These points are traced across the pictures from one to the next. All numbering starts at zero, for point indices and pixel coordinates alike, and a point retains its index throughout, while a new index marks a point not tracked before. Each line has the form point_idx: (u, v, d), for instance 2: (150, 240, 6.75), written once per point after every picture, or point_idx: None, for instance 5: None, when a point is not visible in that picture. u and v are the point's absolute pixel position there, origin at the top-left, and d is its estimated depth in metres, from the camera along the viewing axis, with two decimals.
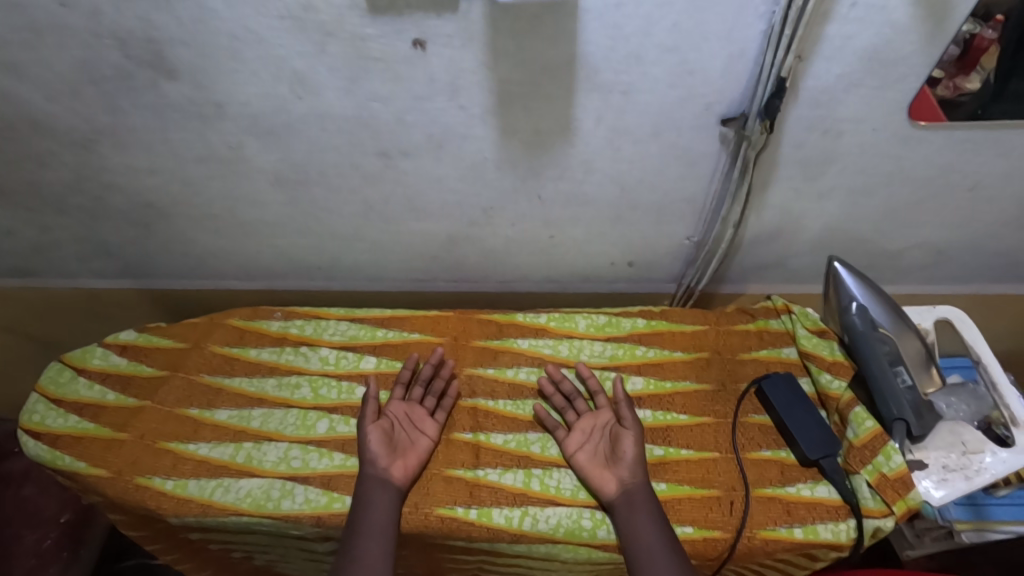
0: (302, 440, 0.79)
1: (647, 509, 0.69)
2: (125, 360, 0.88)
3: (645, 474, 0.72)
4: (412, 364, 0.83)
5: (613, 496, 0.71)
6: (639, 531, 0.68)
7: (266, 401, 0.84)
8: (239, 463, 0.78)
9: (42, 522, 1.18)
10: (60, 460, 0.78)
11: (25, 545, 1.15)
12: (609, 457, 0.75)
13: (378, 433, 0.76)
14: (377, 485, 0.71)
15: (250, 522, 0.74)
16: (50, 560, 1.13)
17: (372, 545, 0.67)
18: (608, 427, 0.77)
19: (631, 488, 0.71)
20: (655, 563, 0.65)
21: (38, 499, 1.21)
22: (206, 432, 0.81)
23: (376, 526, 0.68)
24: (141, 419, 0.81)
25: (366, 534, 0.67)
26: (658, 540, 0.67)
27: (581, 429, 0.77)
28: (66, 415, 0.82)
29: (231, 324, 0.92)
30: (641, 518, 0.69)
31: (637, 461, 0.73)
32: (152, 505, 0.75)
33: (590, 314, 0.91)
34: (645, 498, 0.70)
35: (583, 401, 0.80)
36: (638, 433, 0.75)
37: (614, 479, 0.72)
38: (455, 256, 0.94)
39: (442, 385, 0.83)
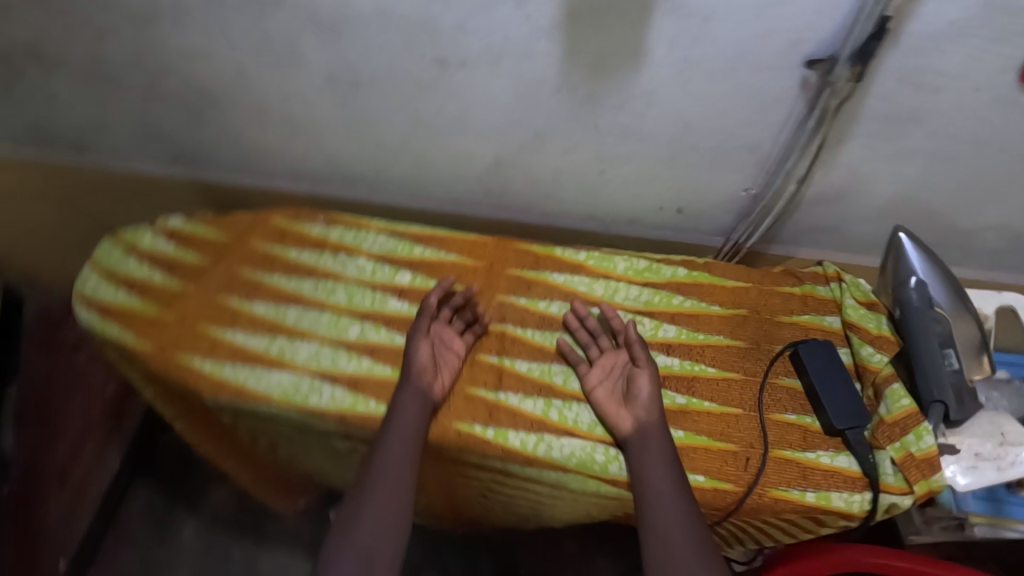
0: (333, 341, 0.82)
1: (659, 449, 0.70)
2: (173, 244, 0.90)
3: (663, 418, 0.72)
4: (444, 286, 0.82)
5: (627, 434, 0.72)
6: (650, 472, 0.68)
7: (300, 301, 0.85)
8: (272, 355, 0.81)
9: (90, 390, 1.28)
10: (108, 329, 0.82)
11: (74, 410, 1.26)
12: (625, 396, 0.75)
13: (426, 348, 0.77)
14: (412, 399, 0.73)
15: (278, 411, 0.78)
16: (97, 427, 1.28)
17: (395, 454, 0.70)
18: (627, 367, 0.77)
19: (648, 430, 0.71)
20: (661, 502, 0.66)
21: (89, 369, 1.29)
22: (243, 322, 0.83)
23: (403, 438, 0.70)
24: (183, 301, 0.85)
25: (394, 445, 0.70)
26: (667, 481, 0.67)
27: (600, 366, 0.77)
28: (116, 288, 0.86)
29: (274, 223, 0.93)
30: (654, 457, 0.69)
31: (651, 401, 0.73)
32: (189, 382, 0.79)
33: (630, 257, 0.88)
34: (658, 437, 0.70)
35: (606, 339, 0.80)
36: (653, 373, 0.75)
37: (630, 418, 0.72)
38: (500, 182, 0.92)
39: (471, 312, 0.83)
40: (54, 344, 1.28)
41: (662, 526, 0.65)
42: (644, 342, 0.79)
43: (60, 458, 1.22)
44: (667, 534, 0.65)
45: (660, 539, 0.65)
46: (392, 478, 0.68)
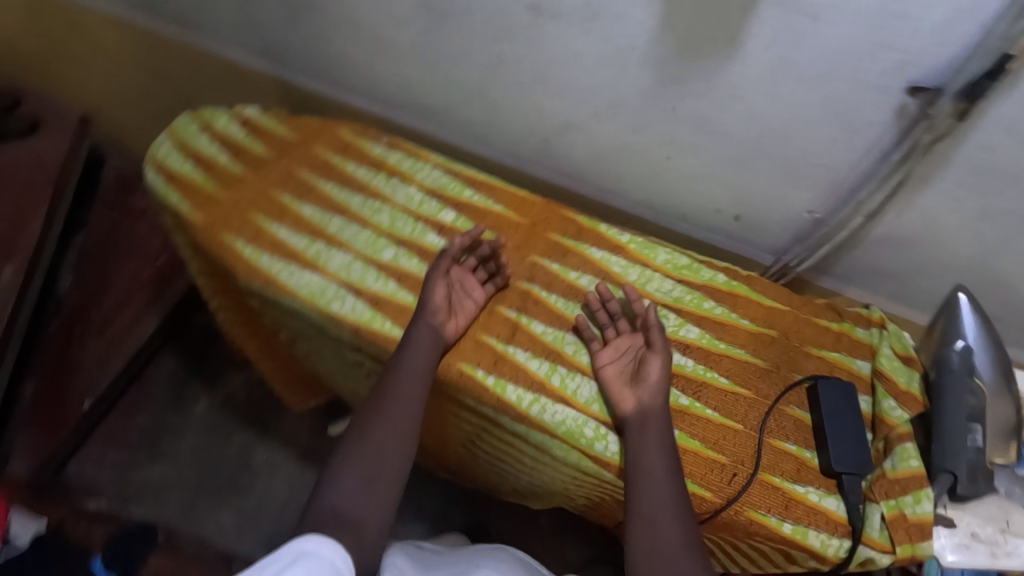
0: (366, 258, 0.84)
1: (659, 435, 0.70)
2: (244, 132, 0.94)
3: (666, 407, 0.72)
4: (473, 233, 0.82)
5: (627, 415, 0.72)
6: (646, 456, 0.68)
7: (345, 213, 0.88)
8: (307, 255, 0.84)
9: (145, 254, 1.36)
10: (168, 196, 0.87)
11: (128, 268, 1.35)
12: (632, 378, 0.74)
13: (439, 288, 0.78)
14: (427, 331, 0.75)
15: (301, 308, 0.82)
16: (142, 289, 1.33)
17: (408, 382, 0.72)
18: (638, 349, 0.76)
19: (650, 415, 0.71)
20: (652, 488, 0.67)
21: (146, 235, 1.38)
22: (288, 219, 0.87)
23: (414, 370, 0.73)
24: (240, 187, 0.89)
25: (406, 372, 0.73)
26: (662, 468, 0.68)
27: (613, 346, 0.77)
28: (184, 160, 0.91)
29: (340, 135, 0.96)
30: (652, 444, 0.69)
31: (658, 385, 0.72)
32: (228, 261, 0.84)
33: (672, 251, 0.87)
34: (659, 423, 0.70)
35: (625, 321, 0.79)
36: (665, 360, 0.74)
37: (633, 400, 0.72)
38: (564, 146, 0.91)
39: (495, 265, 0.83)
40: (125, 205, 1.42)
41: (651, 511, 0.66)
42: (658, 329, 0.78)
43: (106, 307, 1.31)
44: (654, 519, 0.65)
45: (648, 524, 0.65)
46: (403, 401, 0.71)
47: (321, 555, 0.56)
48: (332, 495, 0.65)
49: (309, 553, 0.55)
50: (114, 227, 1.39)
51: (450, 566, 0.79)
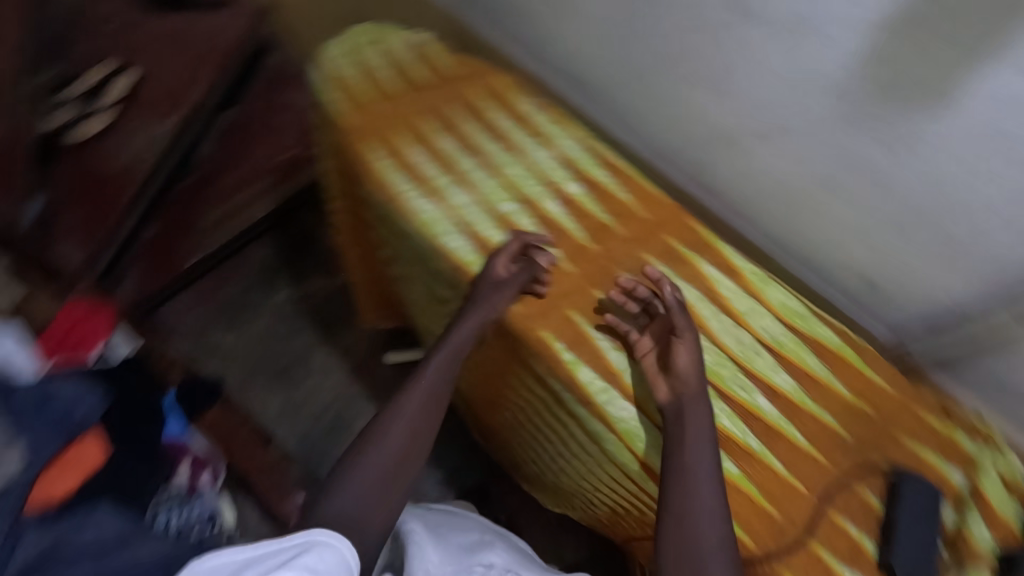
0: (485, 203, 0.86)
1: (702, 432, 0.69)
2: (410, 54, 0.98)
3: (700, 389, 0.71)
4: (509, 249, 0.79)
5: (664, 404, 0.71)
6: (686, 453, 0.67)
7: (479, 156, 0.90)
8: (433, 185, 0.87)
9: (278, 142, 1.46)
10: (326, 93, 0.93)
11: (259, 153, 1.45)
12: (664, 366, 0.74)
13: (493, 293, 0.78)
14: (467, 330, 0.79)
15: (412, 231, 0.85)
16: (264, 175, 1.45)
17: (427, 385, 0.81)
18: (666, 333, 0.75)
19: (685, 401, 0.70)
20: (690, 488, 0.66)
21: (284, 125, 1.47)
22: (426, 146, 0.90)
23: (438, 375, 0.81)
24: (391, 103, 0.93)
25: (426, 380, 0.81)
26: (705, 468, 0.67)
27: (649, 335, 0.76)
28: (352, 65, 0.96)
29: (495, 83, 0.97)
30: (692, 437, 0.68)
31: (688, 368, 0.71)
32: (362, 167, 0.88)
33: (787, 293, 0.82)
34: (695, 411, 0.69)
35: (653, 304, 0.78)
36: (693, 343, 0.73)
37: (666, 388, 0.72)
38: (709, 157, 0.89)
39: (535, 268, 0.79)
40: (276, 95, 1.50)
41: (684, 511, 0.66)
42: (681, 307, 0.76)
43: (234, 178, 1.44)
44: (688, 518, 0.66)
45: (681, 522, 0.66)
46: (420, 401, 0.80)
47: (332, 545, 0.67)
48: (337, 505, 0.74)
49: (322, 542, 0.66)
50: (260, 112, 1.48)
51: (462, 535, 0.86)
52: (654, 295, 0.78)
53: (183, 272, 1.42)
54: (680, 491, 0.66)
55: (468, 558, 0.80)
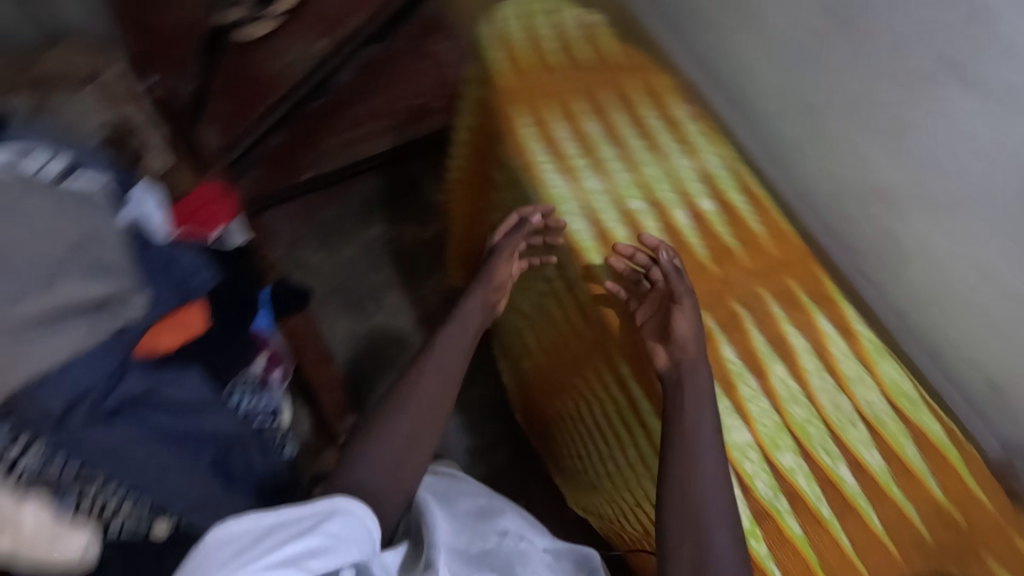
0: (614, 195, 0.86)
1: (701, 404, 0.68)
2: (579, 32, 0.98)
3: (699, 353, 0.71)
4: (519, 220, 0.86)
5: (663, 373, 0.72)
6: (685, 417, 0.68)
7: (621, 148, 0.89)
8: (569, 164, 0.87)
9: (412, 91, 1.60)
10: (490, 50, 0.95)
11: (392, 95, 1.59)
12: (663, 335, 0.74)
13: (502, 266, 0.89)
14: (476, 305, 0.89)
15: (538, 203, 0.86)
16: (389, 117, 1.61)
17: (443, 356, 0.83)
18: (666, 301, 0.76)
19: (684, 362, 0.71)
20: (688, 458, 0.65)
21: (420, 76, 1.60)
22: (572, 125, 0.90)
23: (452, 349, 0.84)
24: (549, 75, 0.94)
25: (443, 352, 0.83)
26: (708, 439, 0.66)
27: (649, 302, 0.77)
28: (520, 29, 0.97)
29: (654, 81, 0.96)
30: (691, 401, 0.68)
31: (686, 334, 0.72)
32: (507, 129, 0.90)
33: (901, 372, 0.77)
34: (695, 377, 0.70)
35: (651, 269, 0.77)
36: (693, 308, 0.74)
37: (664, 356, 0.73)
38: (856, 211, 0.84)
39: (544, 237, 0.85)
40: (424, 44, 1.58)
41: (687, 479, 0.64)
42: (679, 273, 0.76)
43: (365, 109, 1.58)
44: (690, 485, 0.64)
45: (683, 489, 0.64)
46: (436, 376, 0.81)
47: (354, 512, 0.66)
48: (357, 476, 0.72)
49: (344, 510, 0.66)
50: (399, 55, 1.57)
51: (470, 500, 0.88)
52: (653, 261, 0.77)
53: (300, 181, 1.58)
54: (681, 459, 0.66)
55: (482, 524, 0.83)
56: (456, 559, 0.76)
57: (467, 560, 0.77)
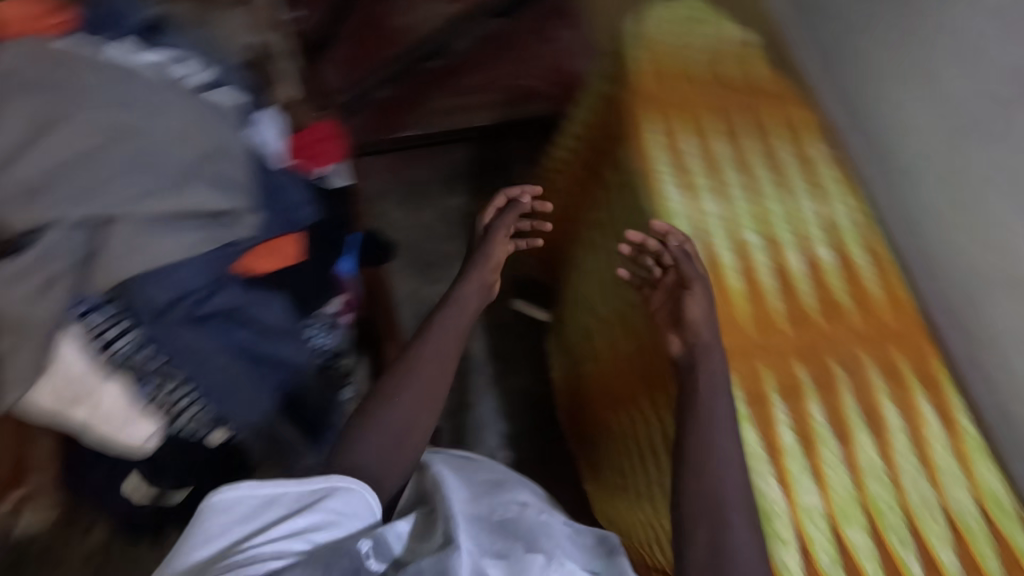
0: (730, 222, 0.83)
1: (713, 385, 0.69)
2: (728, 49, 0.95)
3: (713, 336, 0.71)
4: (496, 205, 0.93)
5: (679, 358, 0.73)
6: (698, 402, 0.68)
7: (746, 176, 0.86)
8: (689, 179, 0.85)
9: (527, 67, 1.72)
10: (633, 48, 0.93)
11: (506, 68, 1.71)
12: (676, 320, 0.75)
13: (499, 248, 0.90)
14: (474, 287, 0.88)
15: (648, 211, 0.84)
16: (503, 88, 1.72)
17: (445, 333, 0.84)
18: (678, 288, 0.76)
19: (696, 352, 0.71)
20: (702, 444, 0.66)
21: (537, 56, 1.73)
22: (700, 141, 0.87)
23: (451, 326, 0.85)
24: (689, 86, 0.91)
25: (445, 328, 0.84)
26: (721, 425, 0.67)
27: (663, 288, 0.77)
28: (669, 33, 0.95)
29: (796, 114, 0.92)
30: (703, 381, 0.69)
31: (702, 317, 0.72)
32: (632, 130, 0.88)
33: (998, 478, 0.72)
34: (711, 361, 0.70)
35: (660, 256, 0.77)
36: (704, 288, 0.74)
37: (679, 341, 0.74)
38: (986, 298, 0.78)
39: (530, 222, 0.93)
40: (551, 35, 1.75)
41: (703, 466, 0.65)
42: (689, 257, 0.76)
43: (477, 76, 1.71)
44: (705, 473, 0.65)
45: (697, 476, 0.65)
46: (432, 355, 0.82)
47: (354, 490, 0.66)
48: (355, 457, 0.74)
49: (343, 488, 0.66)
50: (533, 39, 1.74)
51: (483, 477, 0.78)
52: (662, 246, 0.77)
53: (403, 138, 1.69)
54: (699, 442, 0.66)
55: (497, 496, 0.72)
56: (476, 532, 0.64)
57: (487, 534, 0.65)
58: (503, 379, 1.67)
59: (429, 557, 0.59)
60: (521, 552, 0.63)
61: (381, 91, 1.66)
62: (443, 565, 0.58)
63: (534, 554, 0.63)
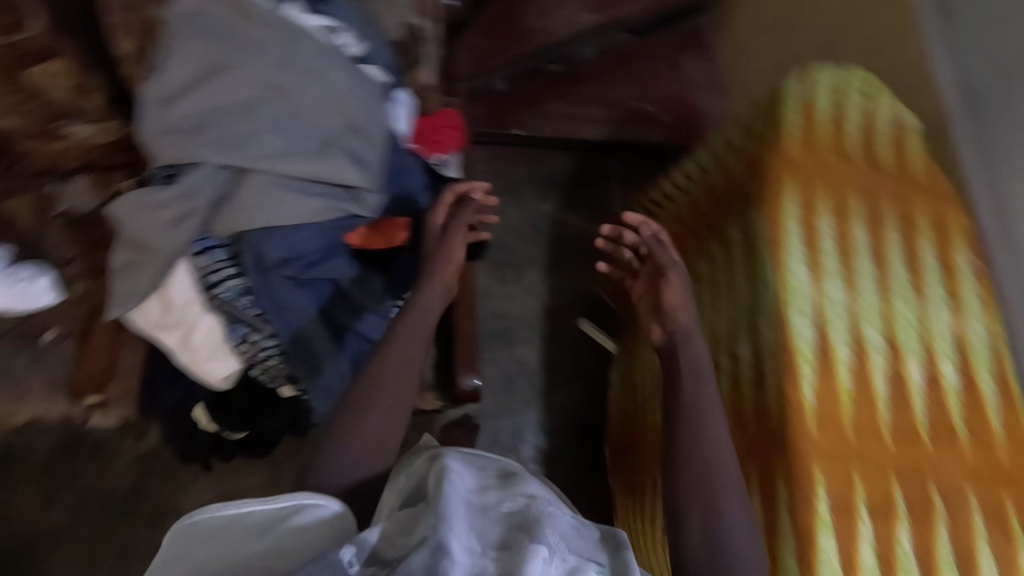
0: (854, 316, 0.77)
1: (699, 371, 0.78)
2: (889, 133, 0.89)
3: (690, 321, 0.81)
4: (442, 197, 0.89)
5: (660, 343, 0.83)
6: (684, 392, 0.76)
7: (880, 270, 0.80)
8: (818, 260, 0.80)
9: (646, 94, 1.72)
10: (789, 109, 0.88)
11: (625, 91, 1.72)
12: (655, 307, 0.85)
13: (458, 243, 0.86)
14: (438, 289, 0.83)
15: (768, 283, 0.80)
16: (618, 107, 1.71)
17: (414, 334, 0.79)
18: (655, 275, 0.86)
19: (676, 337, 0.81)
20: (695, 433, 0.73)
21: (661, 86, 1.74)
22: (840, 223, 0.82)
23: (423, 326, 0.80)
24: (839, 162, 0.85)
25: (413, 327, 0.80)
26: (711, 415, 0.74)
27: (645, 279, 0.88)
28: (829, 100, 0.88)
29: (949, 217, 0.85)
30: (683, 358, 0.79)
31: (678, 299, 0.82)
32: (769, 193, 0.83)
33: None
34: (692, 341, 0.80)
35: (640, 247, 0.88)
36: (681, 272, 0.84)
37: (658, 330, 0.84)
38: None
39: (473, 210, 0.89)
40: (679, 68, 1.77)
41: (700, 463, 0.71)
42: (660, 243, 0.86)
43: (595, 90, 1.72)
44: (703, 469, 0.71)
45: (692, 468, 0.71)
46: (394, 365, 0.77)
47: (315, 510, 0.63)
48: (337, 470, 0.71)
49: (303, 510, 0.63)
50: (659, 71, 1.76)
51: (489, 461, 0.71)
52: (641, 240, 0.87)
53: (508, 135, 1.72)
54: (688, 431, 0.73)
55: (505, 488, 0.65)
56: (468, 532, 0.58)
57: (484, 535, 0.59)
58: (552, 395, 1.66)
59: (418, 555, 0.55)
60: (522, 543, 0.57)
61: (495, 85, 1.70)
62: (435, 567, 0.54)
63: (534, 544, 0.56)
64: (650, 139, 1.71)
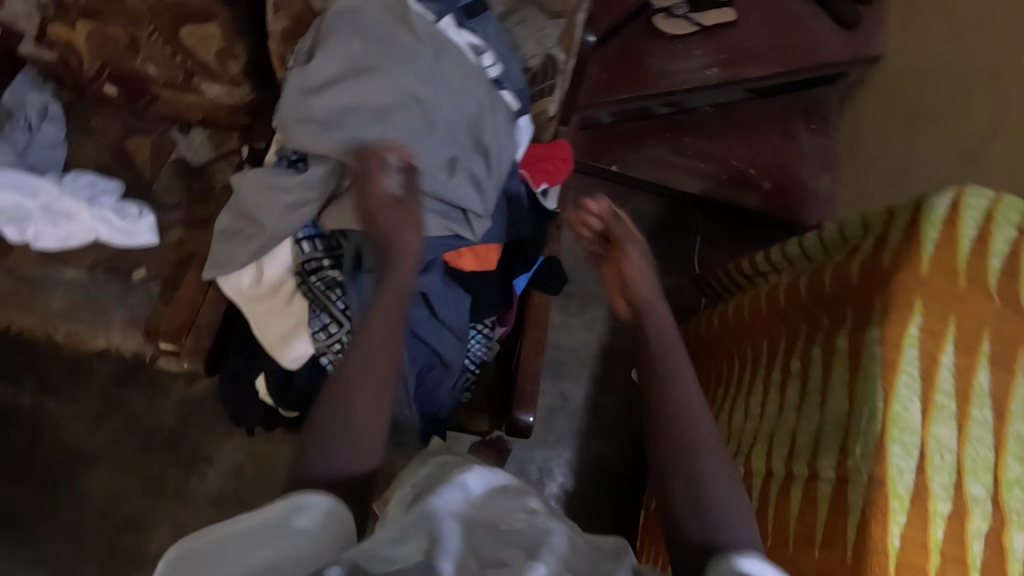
0: (961, 466, 0.71)
1: (666, 335, 0.80)
2: None
3: (652, 292, 0.83)
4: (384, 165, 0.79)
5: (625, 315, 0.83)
6: (655, 353, 0.78)
7: (1000, 422, 0.73)
8: (933, 397, 0.74)
9: (755, 158, 1.67)
10: (928, 224, 0.78)
11: (734, 152, 1.68)
12: (619, 284, 0.84)
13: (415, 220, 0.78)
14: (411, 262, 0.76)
15: (870, 408, 0.74)
16: (724, 167, 1.66)
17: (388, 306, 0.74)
18: (615, 252, 0.85)
19: (640, 310, 0.81)
20: (666, 393, 0.75)
21: (772, 153, 1.68)
22: (964, 361, 0.75)
23: (396, 296, 0.75)
24: (974, 295, 0.77)
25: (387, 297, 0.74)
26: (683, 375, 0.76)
27: (608, 258, 0.86)
28: (978, 221, 0.78)
29: None
30: (657, 318, 0.81)
31: (642, 268, 0.83)
32: (889, 313, 0.77)
33: None
34: (659, 312, 0.81)
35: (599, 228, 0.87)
36: (640, 245, 0.85)
37: (624, 306, 0.84)
38: None
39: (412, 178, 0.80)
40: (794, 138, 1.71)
41: (674, 425, 0.72)
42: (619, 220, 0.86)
43: (703, 144, 1.69)
44: (676, 430, 0.72)
45: (664, 429, 0.73)
46: (377, 336, 0.72)
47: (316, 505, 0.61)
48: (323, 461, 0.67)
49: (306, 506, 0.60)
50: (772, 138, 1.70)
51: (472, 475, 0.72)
52: (598, 223, 0.87)
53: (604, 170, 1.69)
54: (660, 391, 0.75)
55: (508, 499, 0.67)
56: (461, 553, 0.58)
57: (480, 554, 0.58)
58: (587, 437, 1.63)
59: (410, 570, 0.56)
60: (520, 561, 0.56)
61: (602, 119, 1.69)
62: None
63: (534, 561, 0.56)
64: (748, 207, 1.65)
